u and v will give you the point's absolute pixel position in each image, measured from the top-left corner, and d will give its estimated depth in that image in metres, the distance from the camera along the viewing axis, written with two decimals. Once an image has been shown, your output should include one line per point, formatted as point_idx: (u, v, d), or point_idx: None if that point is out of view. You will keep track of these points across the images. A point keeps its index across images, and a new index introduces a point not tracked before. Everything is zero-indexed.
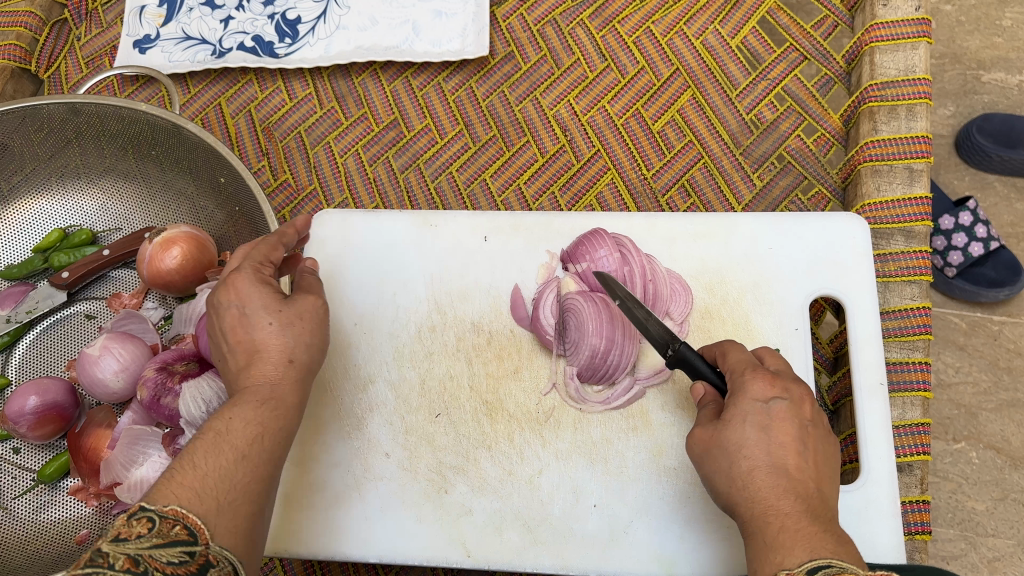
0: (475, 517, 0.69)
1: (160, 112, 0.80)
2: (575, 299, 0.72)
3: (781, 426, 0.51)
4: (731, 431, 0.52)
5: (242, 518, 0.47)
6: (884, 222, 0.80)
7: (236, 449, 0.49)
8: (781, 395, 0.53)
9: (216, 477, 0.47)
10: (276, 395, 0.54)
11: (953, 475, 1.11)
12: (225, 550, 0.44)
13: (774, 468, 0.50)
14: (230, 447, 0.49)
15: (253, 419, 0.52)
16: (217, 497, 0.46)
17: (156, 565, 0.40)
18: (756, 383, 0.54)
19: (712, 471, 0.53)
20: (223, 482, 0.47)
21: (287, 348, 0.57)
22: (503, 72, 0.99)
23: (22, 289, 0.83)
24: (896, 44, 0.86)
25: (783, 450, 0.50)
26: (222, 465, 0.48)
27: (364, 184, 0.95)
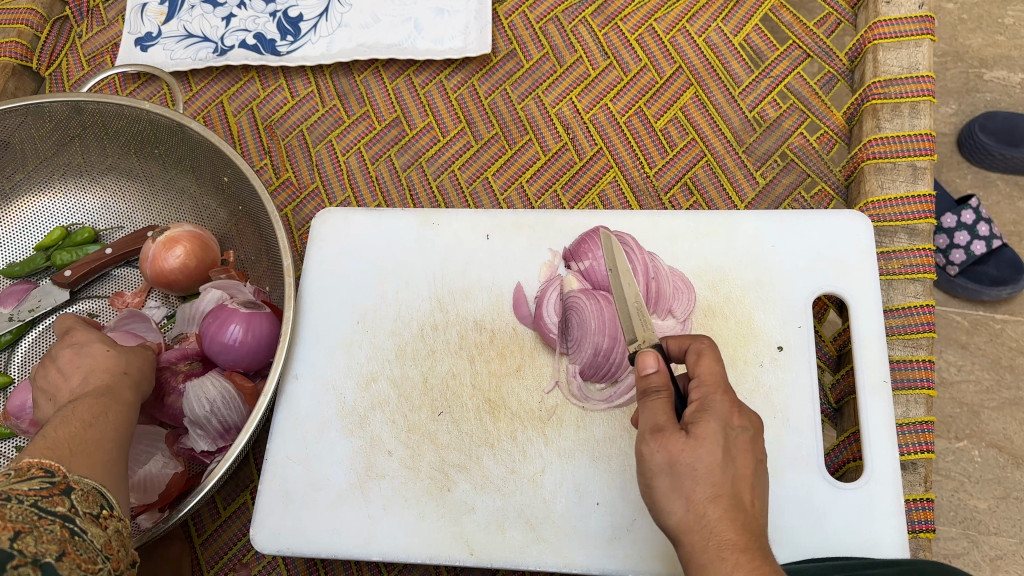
0: (478, 515, 0.69)
1: (163, 111, 0.79)
2: (577, 298, 0.73)
3: (743, 457, 0.49)
4: (704, 452, 0.48)
5: (96, 458, 0.51)
6: (888, 220, 0.80)
7: (82, 419, 0.54)
8: (747, 425, 0.50)
9: (70, 437, 0.51)
10: (111, 389, 0.59)
11: (955, 474, 1.11)
12: (85, 478, 0.48)
13: (734, 500, 0.47)
14: (77, 419, 0.54)
15: (95, 402, 0.56)
16: (74, 448, 0.50)
17: (23, 490, 0.43)
18: (723, 405, 0.51)
19: (670, 488, 0.48)
20: (79, 439, 0.51)
21: (120, 363, 0.63)
22: (505, 70, 0.99)
23: (25, 287, 0.85)
24: (900, 42, 0.86)
25: (744, 481, 0.48)
26: (70, 431, 0.52)
27: (365, 182, 0.95)
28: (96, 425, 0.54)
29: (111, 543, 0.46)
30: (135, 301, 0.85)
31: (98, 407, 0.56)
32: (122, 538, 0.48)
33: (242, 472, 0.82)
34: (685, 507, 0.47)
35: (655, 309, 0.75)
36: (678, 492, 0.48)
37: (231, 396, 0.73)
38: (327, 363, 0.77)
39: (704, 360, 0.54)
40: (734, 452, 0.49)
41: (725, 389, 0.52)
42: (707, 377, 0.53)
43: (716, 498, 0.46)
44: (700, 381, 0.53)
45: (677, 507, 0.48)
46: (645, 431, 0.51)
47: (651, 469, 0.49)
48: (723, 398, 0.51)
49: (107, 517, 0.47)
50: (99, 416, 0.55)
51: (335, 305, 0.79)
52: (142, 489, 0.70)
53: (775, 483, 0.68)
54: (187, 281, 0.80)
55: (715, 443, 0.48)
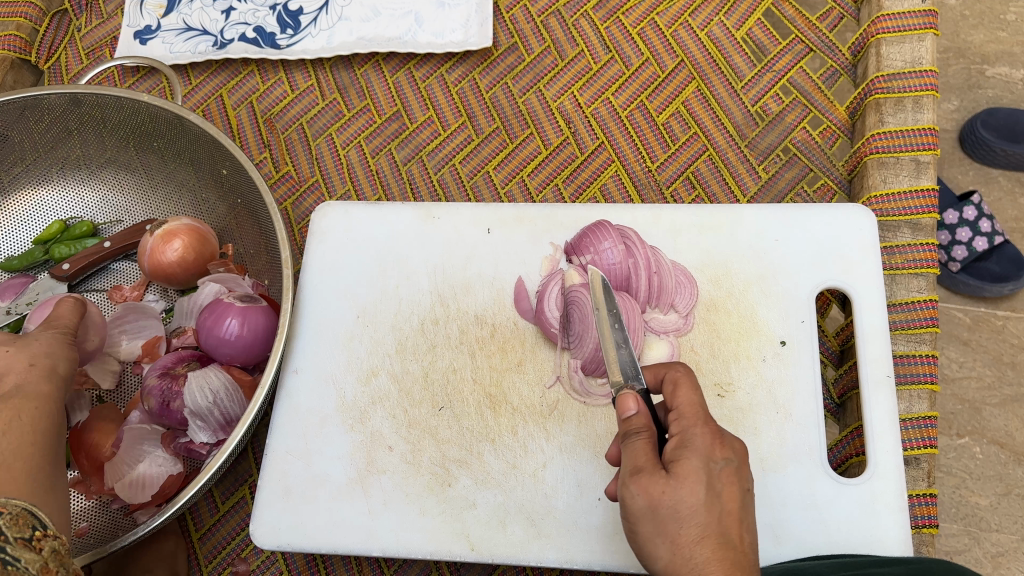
0: (479, 510, 0.69)
1: (162, 104, 0.79)
2: (579, 292, 0.71)
3: (728, 491, 0.48)
4: (686, 491, 0.47)
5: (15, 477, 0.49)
6: (890, 214, 0.79)
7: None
8: (730, 456, 0.49)
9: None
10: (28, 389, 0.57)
11: (956, 470, 1.10)
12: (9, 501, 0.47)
13: (724, 539, 0.46)
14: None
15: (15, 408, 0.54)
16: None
17: None
18: (704, 439, 0.50)
19: (654, 532, 0.48)
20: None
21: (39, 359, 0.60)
22: (506, 64, 0.99)
23: (23, 281, 0.84)
24: (904, 36, 0.85)
25: (731, 518, 0.47)
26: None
27: (366, 176, 0.94)
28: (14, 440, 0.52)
29: (48, 565, 0.45)
30: (133, 294, 0.84)
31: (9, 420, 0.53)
32: (62, 556, 0.47)
33: (241, 466, 0.82)
34: (670, 551, 0.47)
35: (657, 303, 0.74)
36: (661, 534, 0.47)
37: (233, 386, 0.72)
38: (327, 357, 0.76)
39: (681, 391, 0.53)
40: (717, 488, 0.48)
41: (706, 421, 0.51)
42: (686, 408, 0.52)
43: (702, 540, 0.46)
44: (679, 414, 0.52)
45: (663, 551, 0.47)
46: (626, 473, 0.50)
47: (634, 514, 0.49)
48: (704, 430, 0.50)
49: (41, 538, 0.46)
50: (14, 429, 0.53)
51: (335, 299, 0.79)
52: (139, 487, 0.71)
53: (777, 476, 0.68)
54: (186, 274, 0.80)
55: (698, 482, 0.47)
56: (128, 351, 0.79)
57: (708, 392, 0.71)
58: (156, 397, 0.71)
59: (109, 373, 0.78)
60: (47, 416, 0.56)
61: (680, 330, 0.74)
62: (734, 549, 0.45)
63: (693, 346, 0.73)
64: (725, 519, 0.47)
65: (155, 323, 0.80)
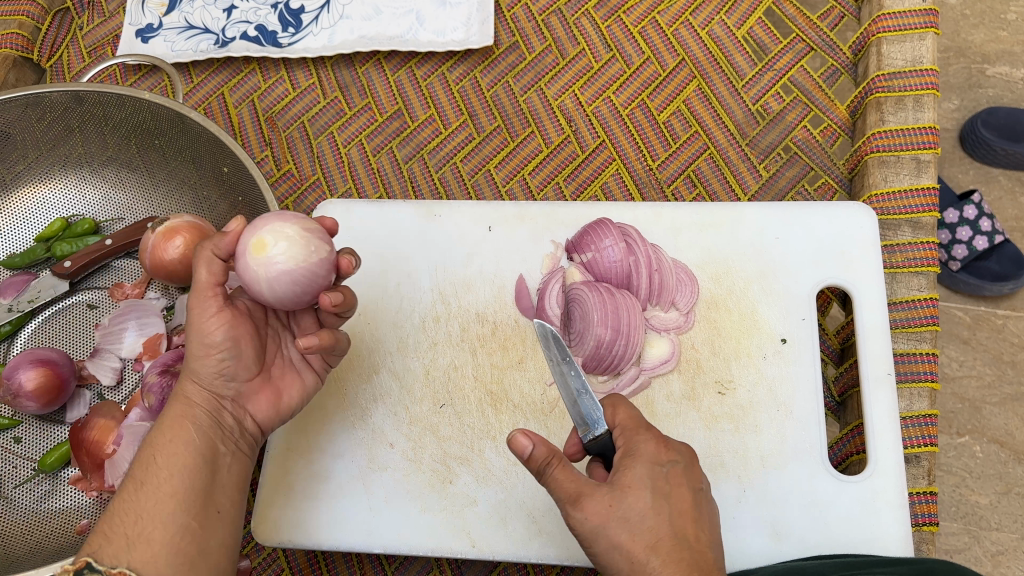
0: (479, 507, 0.69)
1: (163, 101, 0.79)
2: (580, 290, 0.71)
3: (678, 492, 0.49)
4: (632, 498, 0.48)
5: (170, 550, 0.48)
6: (892, 213, 0.79)
7: (135, 479, 0.50)
8: (676, 458, 0.51)
9: (121, 509, 0.49)
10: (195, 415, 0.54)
11: (956, 469, 1.10)
12: None
13: (678, 538, 0.47)
14: (131, 480, 0.51)
15: (180, 441, 0.53)
16: (122, 530, 0.48)
17: None
18: (649, 445, 0.51)
19: (608, 547, 0.48)
20: (126, 515, 0.49)
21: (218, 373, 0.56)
22: (507, 62, 0.99)
23: (24, 279, 0.83)
24: (903, 36, 0.86)
25: (683, 519, 0.48)
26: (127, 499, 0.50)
27: (367, 174, 0.95)
28: (149, 486, 0.50)
29: None
30: (135, 292, 0.84)
31: (150, 456, 0.52)
32: None
33: None
34: (627, 562, 0.47)
35: (658, 301, 0.74)
36: (618, 547, 0.47)
37: None
38: None
39: (621, 409, 0.55)
40: (665, 489, 0.49)
41: (648, 428, 0.53)
42: (627, 422, 0.53)
43: (655, 546, 0.46)
44: (621, 428, 0.53)
45: (621, 565, 0.47)
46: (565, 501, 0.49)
47: (584, 535, 0.49)
48: (648, 437, 0.52)
49: None
50: (150, 468, 0.51)
51: None
52: None
53: (777, 473, 0.68)
54: (187, 271, 0.80)
55: (642, 488, 0.48)
56: (128, 348, 0.81)
57: (708, 389, 0.71)
58: (156, 395, 0.71)
59: (109, 368, 0.80)
60: (191, 449, 0.53)
61: (681, 328, 0.74)
62: (689, 549, 0.46)
63: (693, 344, 0.73)
64: (676, 519, 0.48)
65: (156, 321, 0.81)
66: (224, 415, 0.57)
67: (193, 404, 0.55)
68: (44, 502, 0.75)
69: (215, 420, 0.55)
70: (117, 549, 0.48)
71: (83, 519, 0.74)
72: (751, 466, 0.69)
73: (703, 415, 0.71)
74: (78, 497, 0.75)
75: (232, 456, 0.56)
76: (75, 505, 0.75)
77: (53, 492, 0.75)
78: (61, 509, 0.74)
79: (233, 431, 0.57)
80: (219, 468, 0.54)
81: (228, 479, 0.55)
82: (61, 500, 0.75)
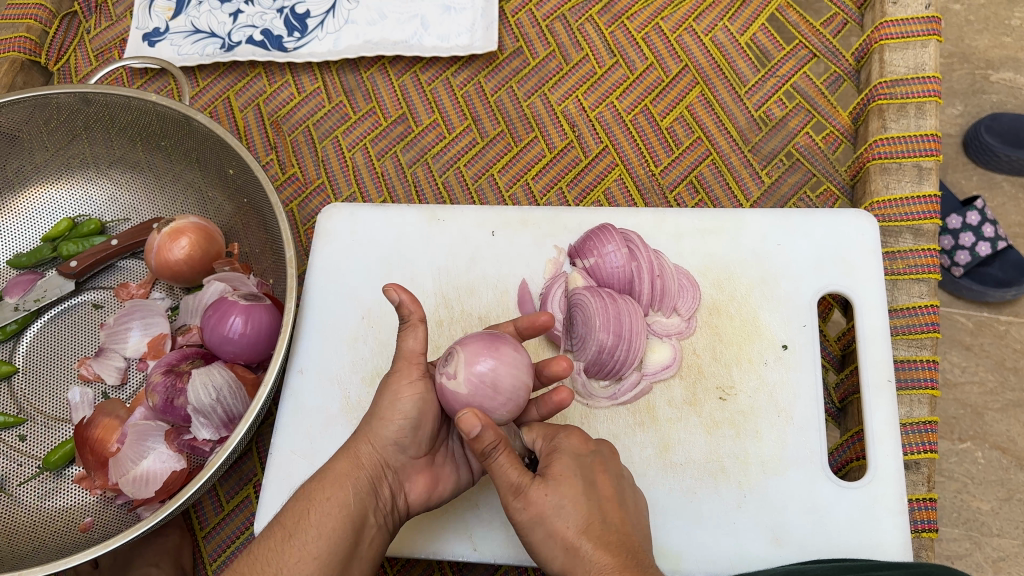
0: (481, 511, 0.69)
1: (170, 103, 0.80)
2: (582, 295, 0.71)
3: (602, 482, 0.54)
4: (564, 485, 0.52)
5: None
6: (893, 220, 0.80)
7: (285, 527, 0.51)
8: (595, 449, 0.57)
9: (264, 559, 0.50)
10: (358, 480, 0.54)
11: (958, 475, 1.11)
12: None
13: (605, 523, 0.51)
14: (280, 528, 0.51)
15: (334, 504, 0.52)
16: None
17: None
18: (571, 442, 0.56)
19: (545, 535, 0.51)
20: (268, 565, 0.49)
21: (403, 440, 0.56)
22: (512, 67, 0.99)
23: (31, 278, 0.85)
24: (906, 42, 0.86)
25: (611, 505, 0.53)
26: (270, 546, 0.50)
27: (371, 178, 0.95)
28: (295, 538, 0.50)
29: None
30: (140, 291, 0.85)
31: (306, 506, 0.52)
32: None
33: (244, 466, 0.83)
34: (562, 550, 0.50)
35: (660, 307, 0.74)
36: (551, 536, 0.51)
37: (236, 384, 0.73)
38: (332, 358, 0.77)
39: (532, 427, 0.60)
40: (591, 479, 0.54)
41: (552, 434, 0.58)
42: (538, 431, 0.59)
43: (595, 528, 0.50)
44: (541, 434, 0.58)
45: (557, 551, 0.51)
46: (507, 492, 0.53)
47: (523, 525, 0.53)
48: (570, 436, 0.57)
49: None
50: (303, 522, 0.51)
51: (339, 300, 0.80)
52: (144, 482, 0.72)
53: (778, 479, 0.69)
54: (192, 272, 0.80)
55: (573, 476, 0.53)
56: (132, 348, 0.81)
57: (709, 395, 0.72)
58: (160, 394, 0.72)
59: (113, 368, 0.81)
60: (347, 514, 0.52)
61: (682, 333, 0.74)
62: (617, 532, 0.50)
63: (694, 350, 0.74)
64: (606, 506, 0.52)
65: (160, 321, 0.81)
66: (386, 481, 0.56)
67: (359, 466, 0.55)
68: (49, 498, 0.75)
69: (374, 485, 0.55)
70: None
71: (88, 516, 0.74)
72: (751, 473, 0.69)
73: (704, 420, 0.71)
74: (83, 495, 0.76)
75: (377, 529, 0.56)
76: (81, 503, 0.75)
77: (59, 489, 0.76)
78: (64, 507, 0.75)
79: (386, 503, 0.56)
80: (364, 538, 0.54)
81: (366, 551, 0.55)
82: (65, 498, 0.76)
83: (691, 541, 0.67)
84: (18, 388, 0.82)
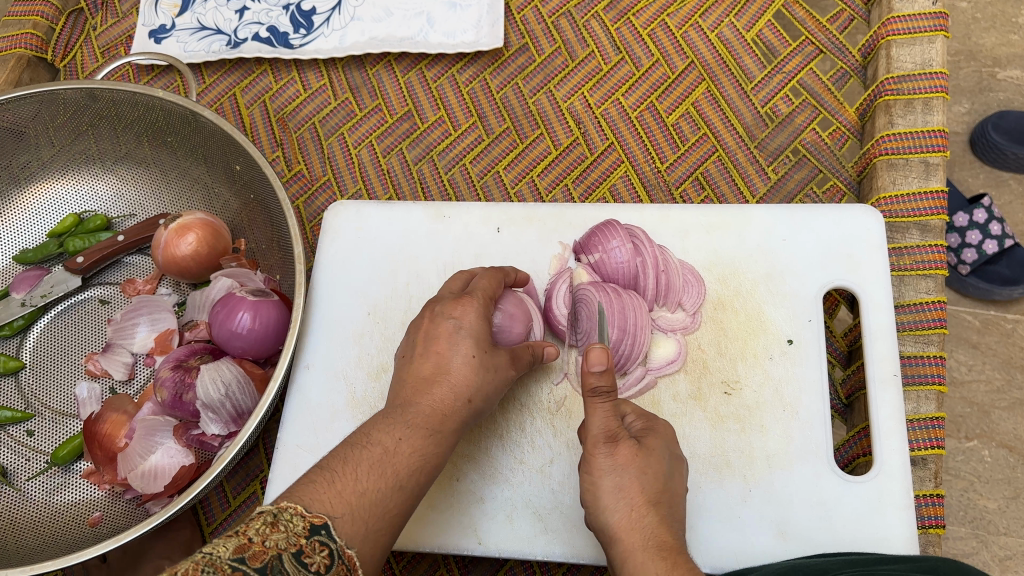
0: (487, 506, 0.70)
1: (176, 99, 0.81)
2: (587, 290, 0.71)
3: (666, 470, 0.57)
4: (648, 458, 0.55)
5: (378, 547, 0.51)
6: (900, 216, 0.79)
7: (398, 476, 0.54)
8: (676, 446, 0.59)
9: (372, 496, 0.52)
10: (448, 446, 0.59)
11: (965, 473, 1.10)
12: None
13: (657, 500, 0.53)
14: (392, 472, 0.54)
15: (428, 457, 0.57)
16: (364, 515, 0.50)
17: (263, 548, 0.43)
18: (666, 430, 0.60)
19: (616, 486, 0.54)
20: (376, 504, 0.52)
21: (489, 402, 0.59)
22: (517, 64, 0.99)
23: (38, 273, 0.85)
24: (913, 38, 0.85)
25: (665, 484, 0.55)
26: (380, 486, 0.52)
27: (377, 175, 0.95)
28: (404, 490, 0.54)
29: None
30: (147, 287, 0.86)
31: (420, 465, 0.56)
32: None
33: (251, 461, 0.83)
34: (627, 507, 0.53)
35: (665, 302, 0.74)
36: (621, 490, 0.53)
37: (244, 379, 0.73)
38: (336, 354, 0.77)
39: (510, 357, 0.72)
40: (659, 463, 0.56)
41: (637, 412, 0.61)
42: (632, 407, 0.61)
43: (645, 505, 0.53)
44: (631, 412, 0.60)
45: (620, 507, 0.53)
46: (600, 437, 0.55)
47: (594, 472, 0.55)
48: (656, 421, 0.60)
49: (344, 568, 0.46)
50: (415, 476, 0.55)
51: (345, 295, 0.80)
52: (153, 477, 0.72)
53: (784, 474, 0.68)
54: (199, 268, 0.81)
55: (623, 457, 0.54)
56: (139, 343, 0.82)
57: (715, 390, 0.72)
58: (169, 389, 0.72)
59: (121, 363, 0.81)
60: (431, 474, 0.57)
61: (687, 328, 0.74)
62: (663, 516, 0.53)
63: (700, 345, 0.74)
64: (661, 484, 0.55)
65: (167, 317, 0.82)
66: None
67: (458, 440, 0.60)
68: (58, 493, 0.76)
69: None
70: (357, 533, 0.49)
71: (96, 511, 0.75)
72: (758, 468, 0.69)
73: (710, 415, 0.71)
74: (91, 490, 0.76)
75: None
76: (89, 498, 0.76)
77: (67, 484, 0.76)
78: (72, 502, 0.75)
79: None
80: None
81: None
82: (73, 493, 0.76)
83: (697, 536, 0.67)
84: (25, 384, 0.82)
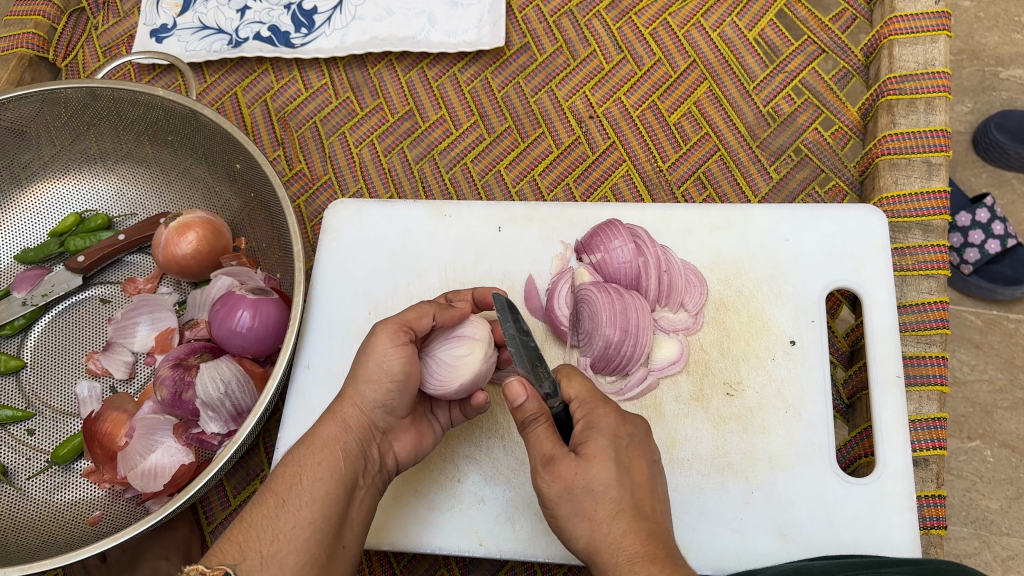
0: (487, 506, 0.69)
1: (176, 98, 0.80)
2: (588, 291, 0.71)
3: (635, 463, 0.54)
4: (596, 469, 0.52)
5: (288, 566, 0.51)
6: (901, 216, 0.79)
7: (278, 495, 0.55)
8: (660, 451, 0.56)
9: (259, 525, 0.53)
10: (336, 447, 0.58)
11: (967, 473, 1.10)
12: None
13: (638, 509, 0.52)
14: (272, 495, 0.55)
15: (313, 464, 0.57)
16: (256, 547, 0.52)
17: None
18: (607, 419, 0.55)
19: (589, 495, 0.52)
20: (264, 530, 0.53)
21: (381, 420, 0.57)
22: (519, 63, 0.99)
23: (38, 272, 0.85)
24: (916, 37, 0.85)
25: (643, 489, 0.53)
26: (262, 514, 0.54)
27: (378, 174, 0.95)
28: (290, 503, 0.54)
29: None
30: (148, 285, 0.86)
31: (296, 473, 0.56)
32: None
33: (252, 461, 0.83)
34: (603, 514, 0.51)
35: (667, 302, 0.74)
36: (597, 499, 0.52)
37: (245, 377, 0.73)
38: (338, 354, 0.77)
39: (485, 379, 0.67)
40: (625, 462, 0.53)
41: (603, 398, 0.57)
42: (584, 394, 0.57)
43: (623, 513, 0.51)
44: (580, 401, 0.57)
45: (582, 530, 0.52)
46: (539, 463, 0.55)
47: (551, 498, 0.54)
48: (606, 410, 0.56)
49: None
50: (295, 487, 0.55)
51: (347, 295, 0.80)
52: (153, 476, 0.72)
53: (784, 475, 0.68)
54: (200, 267, 0.81)
55: (605, 460, 0.52)
56: (140, 342, 0.81)
57: (717, 391, 0.72)
58: (168, 388, 0.72)
59: (121, 362, 0.81)
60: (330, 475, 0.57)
61: (689, 329, 0.74)
62: (648, 521, 0.51)
63: (702, 345, 0.73)
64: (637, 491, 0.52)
65: (168, 315, 0.82)
66: (372, 447, 0.61)
67: (347, 429, 0.59)
68: (58, 493, 0.76)
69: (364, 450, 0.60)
70: (252, 566, 0.51)
71: (96, 510, 0.75)
72: (759, 468, 0.69)
73: (711, 416, 0.71)
74: (91, 488, 0.76)
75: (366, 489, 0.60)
76: (89, 497, 0.76)
77: (66, 483, 0.76)
78: (72, 501, 0.75)
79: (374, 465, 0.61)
80: (355, 501, 0.59)
81: (358, 509, 0.59)
82: (73, 492, 0.76)
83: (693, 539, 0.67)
84: (26, 383, 0.82)
